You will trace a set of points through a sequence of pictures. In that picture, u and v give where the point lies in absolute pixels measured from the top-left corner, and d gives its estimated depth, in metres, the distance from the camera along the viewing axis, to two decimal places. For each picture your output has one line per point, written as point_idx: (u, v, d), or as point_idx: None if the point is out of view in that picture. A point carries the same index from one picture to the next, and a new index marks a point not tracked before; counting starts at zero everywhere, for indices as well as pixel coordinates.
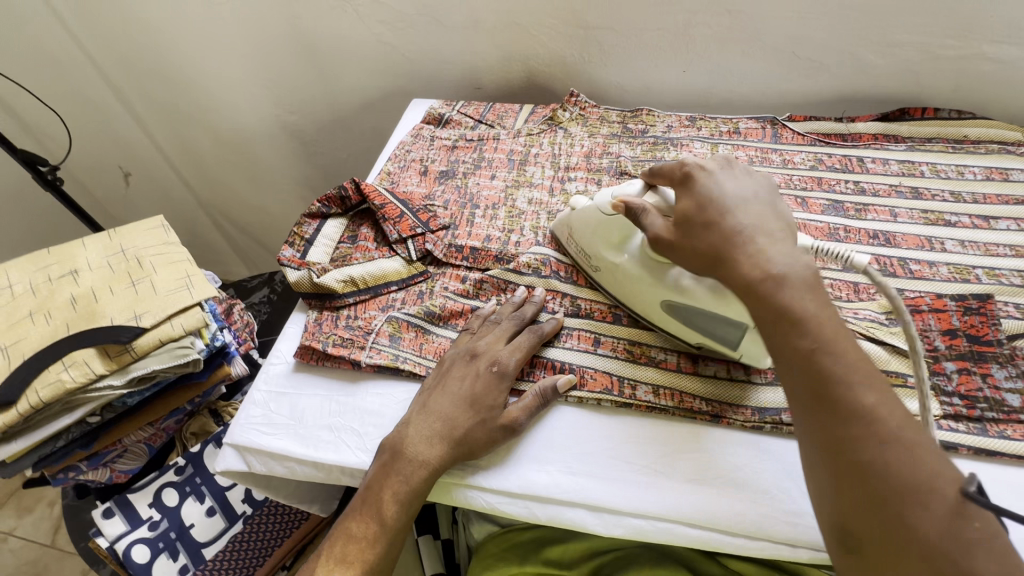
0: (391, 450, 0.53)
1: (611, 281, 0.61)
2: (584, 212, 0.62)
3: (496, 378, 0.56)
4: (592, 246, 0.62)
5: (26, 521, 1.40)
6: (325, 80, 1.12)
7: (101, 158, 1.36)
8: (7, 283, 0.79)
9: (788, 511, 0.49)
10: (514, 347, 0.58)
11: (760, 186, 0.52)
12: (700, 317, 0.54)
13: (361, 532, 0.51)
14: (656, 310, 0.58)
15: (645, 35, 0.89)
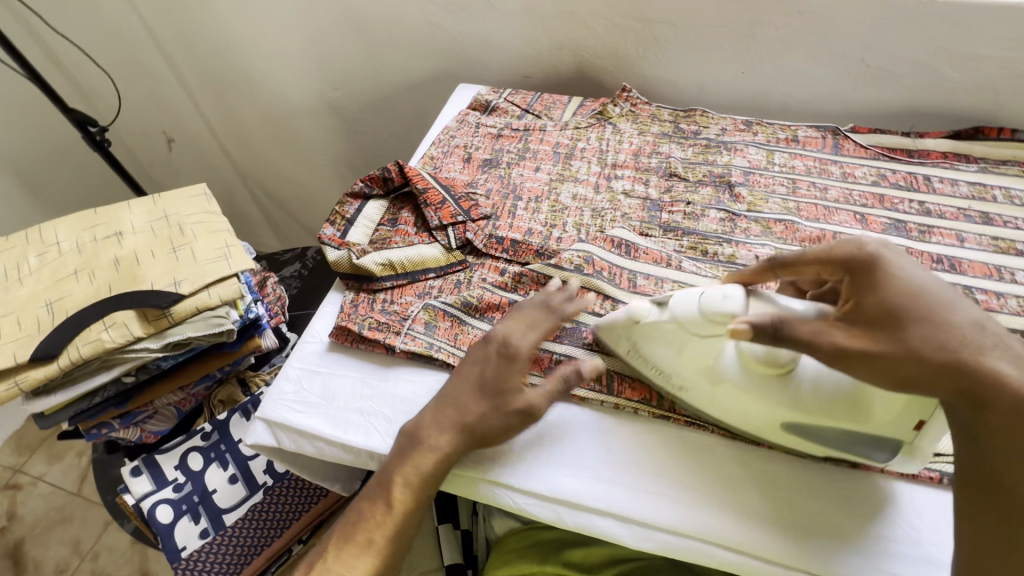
0: (407, 435, 0.53)
1: (710, 400, 0.51)
2: (659, 327, 0.51)
3: (510, 361, 0.53)
4: (677, 368, 0.51)
5: (56, 468, 1.45)
6: (371, 58, 1.11)
7: (147, 122, 1.38)
8: (54, 240, 0.80)
9: (816, 545, 0.47)
10: (535, 327, 0.55)
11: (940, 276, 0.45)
12: (836, 437, 0.47)
13: (374, 517, 0.51)
14: (778, 431, 0.49)
15: (705, 32, 0.85)
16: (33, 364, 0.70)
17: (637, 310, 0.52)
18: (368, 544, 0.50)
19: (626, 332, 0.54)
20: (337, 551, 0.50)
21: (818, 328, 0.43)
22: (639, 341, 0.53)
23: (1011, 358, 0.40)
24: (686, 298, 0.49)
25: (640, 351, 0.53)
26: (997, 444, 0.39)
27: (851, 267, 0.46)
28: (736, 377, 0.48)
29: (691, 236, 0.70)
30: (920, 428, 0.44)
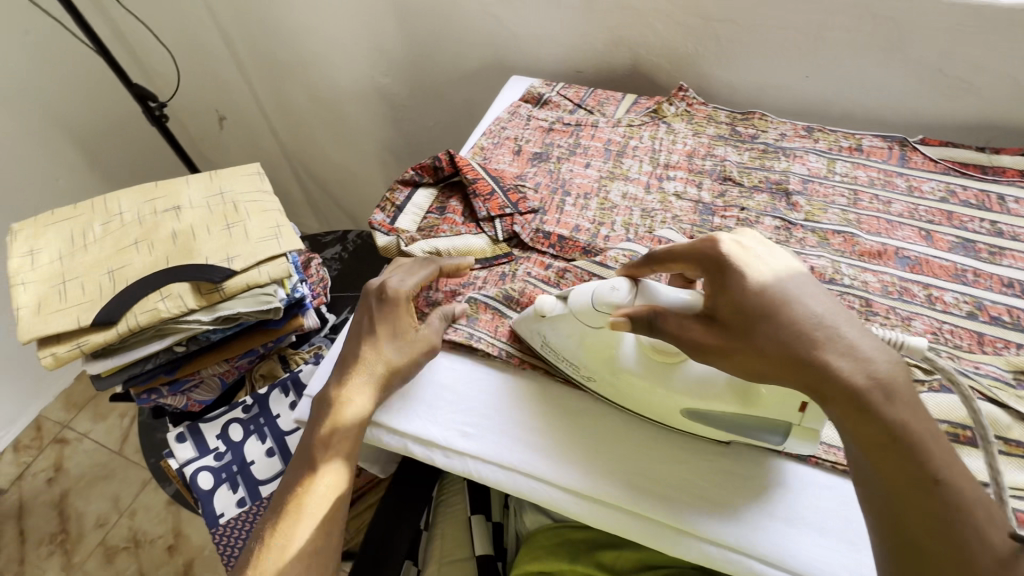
0: (318, 406, 0.58)
1: (615, 389, 0.56)
2: (562, 324, 0.55)
3: (383, 305, 0.61)
4: (582, 361, 0.56)
5: (99, 427, 1.52)
6: (424, 46, 1.11)
7: (202, 99, 1.43)
8: (118, 210, 0.84)
9: (790, 548, 0.49)
10: (414, 274, 0.64)
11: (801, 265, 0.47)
12: (727, 419, 0.51)
13: (305, 485, 0.55)
14: (678, 417, 0.54)
15: (770, 32, 0.82)
16: (94, 328, 0.73)
17: (541, 304, 0.55)
18: (303, 510, 0.54)
19: (536, 325, 0.58)
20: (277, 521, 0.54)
21: (688, 327, 0.47)
22: (546, 334, 0.57)
23: (845, 345, 0.42)
24: (583, 288, 0.53)
25: (549, 345, 0.57)
26: (856, 428, 0.40)
27: (710, 265, 0.48)
28: (631, 370, 0.53)
29: None
30: (805, 409, 0.47)
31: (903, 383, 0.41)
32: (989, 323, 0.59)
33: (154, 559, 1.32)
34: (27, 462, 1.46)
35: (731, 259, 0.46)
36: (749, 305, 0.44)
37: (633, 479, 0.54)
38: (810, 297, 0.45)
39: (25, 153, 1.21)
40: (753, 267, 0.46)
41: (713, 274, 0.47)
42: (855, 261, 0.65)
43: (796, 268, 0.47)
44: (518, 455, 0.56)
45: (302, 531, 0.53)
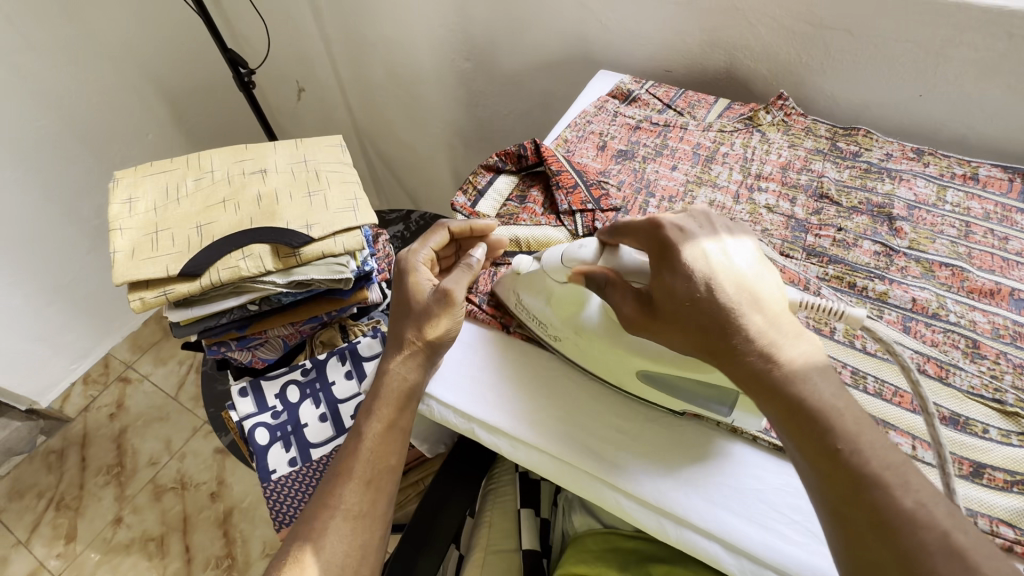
0: (375, 378, 0.59)
1: (580, 351, 0.58)
2: (535, 275, 0.58)
3: (401, 271, 0.61)
4: (550, 319, 0.58)
5: (159, 371, 1.60)
6: (511, 33, 1.10)
7: (286, 70, 1.47)
8: (209, 168, 0.87)
9: None
10: (426, 241, 0.64)
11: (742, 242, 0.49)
12: (682, 384, 0.52)
13: (352, 448, 0.55)
14: (635, 381, 0.55)
15: (889, 46, 0.77)
16: (181, 278, 0.77)
17: (519, 264, 0.59)
18: (350, 473, 0.54)
19: (511, 284, 0.62)
20: (324, 481, 0.55)
21: (622, 300, 0.50)
22: (520, 292, 0.61)
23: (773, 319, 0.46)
24: (555, 249, 0.57)
25: (522, 304, 0.61)
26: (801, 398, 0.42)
27: (651, 248, 0.49)
28: (592, 329, 0.55)
29: (838, 265, 0.64)
30: None
31: (816, 364, 0.44)
32: None
33: (197, 503, 1.39)
34: (93, 395, 1.55)
35: (672, 245, 0.48)
36: (678, 289, 0.47)
37: (684, 480, 0.52)
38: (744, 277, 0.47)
39: (122, 106, 1.28)
40: (691, 248, 0.47)
41: (654, 257, 0.49)
42: (962, 297, 0.60)
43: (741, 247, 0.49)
44: (562, 446, 0.55)
45: (348, 492, 0.53)
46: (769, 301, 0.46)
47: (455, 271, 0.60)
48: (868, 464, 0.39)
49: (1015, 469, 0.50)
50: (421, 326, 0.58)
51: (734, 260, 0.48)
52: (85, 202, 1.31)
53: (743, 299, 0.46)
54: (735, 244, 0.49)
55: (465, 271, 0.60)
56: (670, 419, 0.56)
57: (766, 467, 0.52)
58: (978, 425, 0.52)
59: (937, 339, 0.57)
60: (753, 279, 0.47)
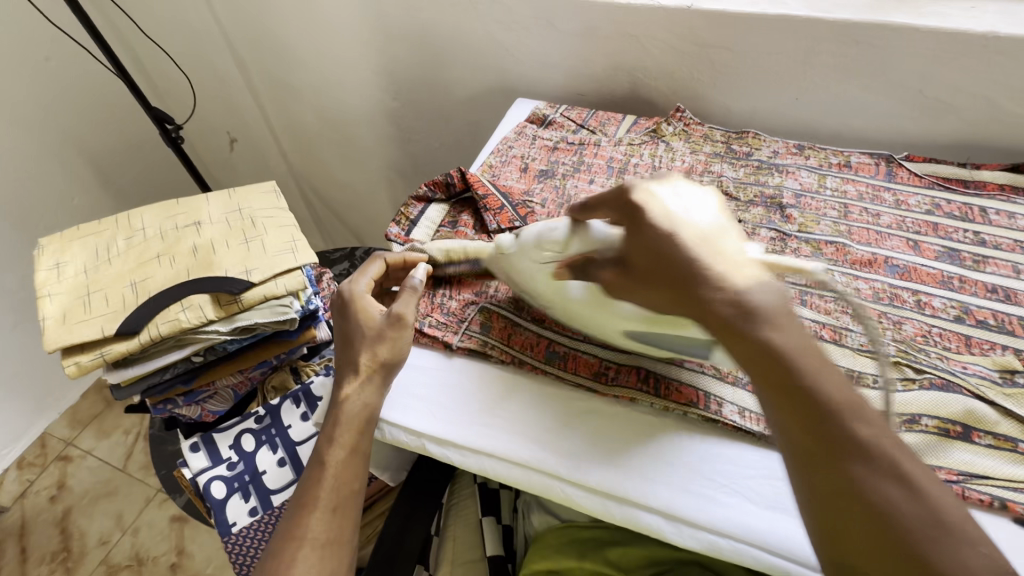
0: (331, 406, 0.59)
1: (568, 312, 0.63)
2: (514, 256, 0.63)
3: (344, 305, 0.63)
4: (542, 292, 0.63)
5: (103, 445, 1.52)
6: (432, 71, 1.17)
7: (214, 122, 1.48)
8: (140, 226, 0.87)
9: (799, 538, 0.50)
10: (364, 271, 0.66)
11: (709, 206, 0.50)
12: (659, 338, 0.57)
13: (315, 480, 0.56)
14: (620, 337, 0.60)
15: (762, 59, 0.88)
16: (118, 337, 0.76)
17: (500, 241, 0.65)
18: (315, 503, 0.55)
19: (501, 263, 0.66)
20: (288, 516, 0.55)
21: (602, 270, 0.54)
22: (510, 269, 0.65)
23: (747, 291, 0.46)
24: (529, 229, 0.62)
25: (515, 278, 0.65)
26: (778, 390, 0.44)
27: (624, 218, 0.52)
28: (577, 301, 0.59)
29: None
30: None
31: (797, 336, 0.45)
32: (975, 326, 0.62)
33: None
34: (30, 479, 1.45)
35: (640, 205, 0.50)
36: (652, 248, 0.49)
37: (629, 462, 0.56)
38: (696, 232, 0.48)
39: (44, 174, 1.25)
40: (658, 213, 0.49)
41: (627, 221, 0.52)
42: (847, 269, 0.69)
43: (702, 210, 0.50)
44: (516, 447, 0.58)
45: (314, 522, 0.53)
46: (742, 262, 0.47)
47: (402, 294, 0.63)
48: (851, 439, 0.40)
49: (899, 410, 0.56)
50: (376, 351, 0.60)
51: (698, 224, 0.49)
52: (9, 274, 1.26)
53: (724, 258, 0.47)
54: (702, 213, 0.50)
55: (411, 293, 0.63)
56: (609, 409, 0.60)
57: (694, 443, 0.57)
58: (868, 377, 0.59)
59: (829, 308, 0.65)
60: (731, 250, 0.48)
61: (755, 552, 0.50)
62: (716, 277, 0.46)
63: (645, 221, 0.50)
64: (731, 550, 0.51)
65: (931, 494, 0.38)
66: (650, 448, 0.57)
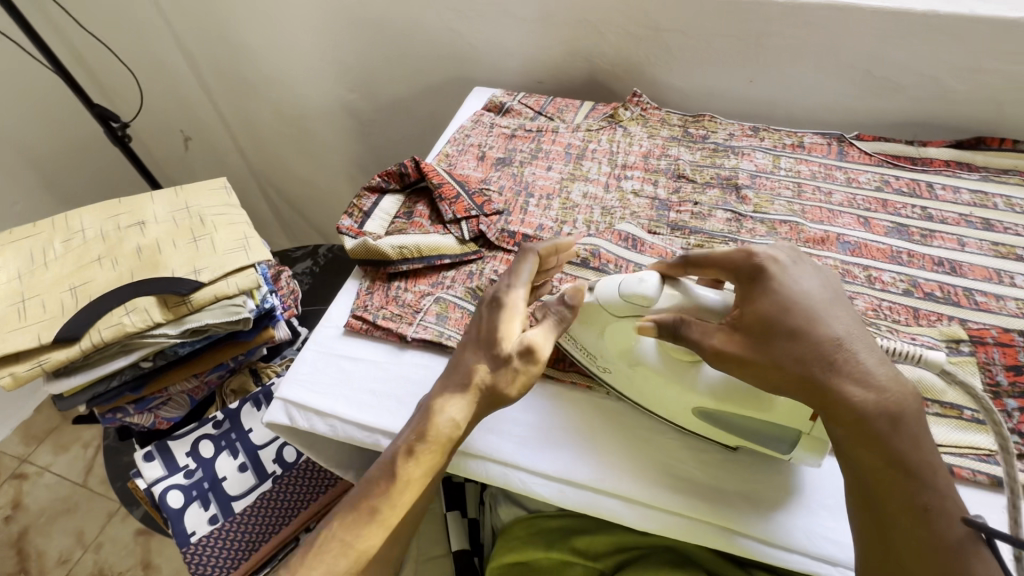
0: (422, 409, 0.52)
1: (629, 382, 0.57)
2: (583, 314, 0.56)
3: (500, 310, 0.53)
4: (602, 351, 0.57)
5: (61, 459, 1.46)
6: (389, 62, 1.14)
7: (165, 120, 1.42)
8: (79, 227, 0.83)
9: (748, 514, 0.52)
10: (519, 273, 0.55)
11: (831, 285, 0.49)
12: (738, 421, 0.53)
13: (385, 490, 0.49)
14: (689, 416, 0.55)
15: (716, 41, 0.88)
16: (57, 344, 0.71)
17: None
18: (376, 513, 0.48)
19: None
20: (343, 523, 0.48)
21: (706, 334, 0.48)
22: (570, 325, 0.58)
23: (860, 368, 0.44)
24: (610, 280, 0.54)
25: (570, 334, 0.59)
26: (844, 435, 0.44)
27: (742, 282, 0.50)
28: (649, 367, 0.54)
29: (698, 235, 0.71)
30: (812, 420, 0.49)
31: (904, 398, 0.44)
32: (923, 299, 0.63)
33: None
34: None
35: (766, 269, 0.49)
36: (770, 313, 0.47)
37: (607, 455, 0.57)
38: (803, 292, 0.47)
39: None
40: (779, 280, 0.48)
41: (743, 284, 0.50)
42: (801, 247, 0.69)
43: (822, 286, 0.48)
44: (509, 447, 0.58)
45: (370, 540, 0.48)
46: (856, 332, 0.46)
47: (548, 321, 0.53)
48: (911, 491, 0.42)
49: None
50: (495, 380, 0.51)
51: (808, 291, 0.48)
52: None
53: (846, 330, 0.46)
54: (811, 280, 0.49)
55: (558, 322, 0.53)
56: (657, 438, 0.58)
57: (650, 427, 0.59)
58: None
59: None
60: (835, 314, 0.47)
61: (760, 549, 0.51)
62: (824, 349, 0.45)
63: (774, 284, 0.48)
64: (704, 535, 0.53)
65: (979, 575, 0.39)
66: (700, 471, 0.56)
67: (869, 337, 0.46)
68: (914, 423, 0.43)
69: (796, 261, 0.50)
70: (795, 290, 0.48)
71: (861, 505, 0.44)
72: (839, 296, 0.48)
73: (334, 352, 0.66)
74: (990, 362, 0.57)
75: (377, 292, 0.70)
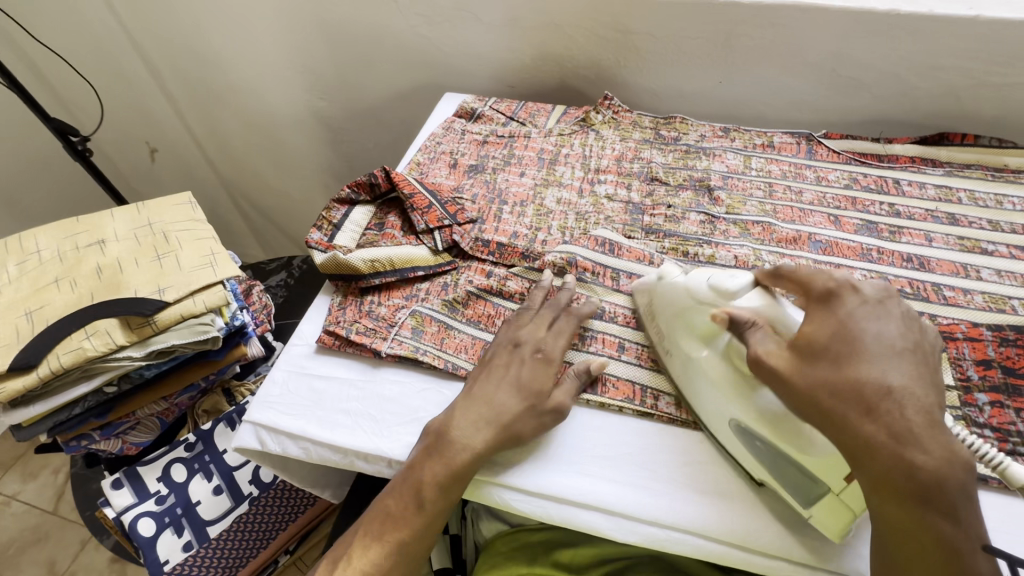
0: (436, 431, 0.53)
1: (686, 375, 0.55)
2: (673, 290, 0.56)
3: (539, 363, 0.57)
4: (671, 334, 0.56)
5: (30, 487, 1.41)
6: (358, 69, 1.12)
7: (129, 132, 1.38)
8: (35, 249, 0.80)
9: (735, 522, 0.50)
10: (561, 335, 0.59)
11: (914, 336, 0.43)
12: (770, 452, 0.48)
13: (403, 513, 0.51)
14: (726, 427, 0.51)
15: (684, 43, 0.88)
16: (11, 373, 0.67)
17: (665, 271, 0.58)
18: (392, 541, 0.50)
19: (652, 294, 0.60)
20: (363, 546, 0.51)
21: (761, 341, 0.46)
22: (658, 303, 0.58)
23: (898, 406, 0.39)
24: (705, 272, 0.54)
25: (655, 315, 0.59)
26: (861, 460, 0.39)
27: (816, 303, 0.47)
28: (706, 363, 0.52)
29: (672, 238, 0.71)
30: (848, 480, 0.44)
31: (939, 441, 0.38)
32: None
33: None
34: None
35: (843, 297, 0.46)
36: (827, 336, 0.43)
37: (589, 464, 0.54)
38: (872, 335, 0.42)
39: None
40: (855, 312, 0.44)
41: (815, 305, 0.47)
42: (773, 247, 0.70)
43: (902, 334, 0.43)
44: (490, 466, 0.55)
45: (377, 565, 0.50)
46: (913, 385, 0.40)
47: (567, 381, 0.57)
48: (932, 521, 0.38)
49: None
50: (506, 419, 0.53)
51: (878, 333, 0.43)
52: None
53: (904, 378, 0.40)
54: (893, 329, 0.43)
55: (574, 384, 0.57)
56: (637, 443, 0.56)
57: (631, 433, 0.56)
58: None
59: None
60: (893, 359, 0.41)
61: (743, 556, 0.49)
62: (864, 383, 0.40)
63: (842, 313, 0.45)
64: (689, 544, 0.50)
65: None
66: (709, 486, 0.52)
67: (932, 399, 0.40)
68: (958, 494, 0.38)
69: (882, 304, 0.45)
70: (865, 328, 0.43)
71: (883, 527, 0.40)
72: (918, 349, 0.42)
73: (305, 371, 0.64)
74: (960, 357, 0.57)
75: (349, 307, 0.68)
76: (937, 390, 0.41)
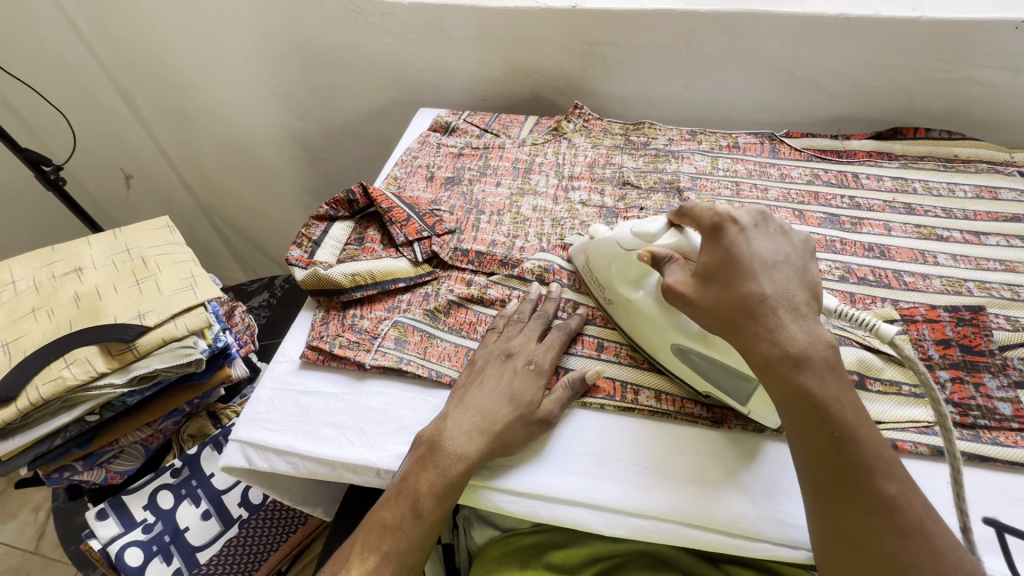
0: (429, 442, 0.54)
1: (628, 316, 0.60)
2: (604, 243, 0.61)
3: (534, 374, 0.58)
4: (607, 280, 0.61)
5: (9, 527, 1.37)
6: (333, 88, 1.14)
7: (103, 160, 1.37)
8: (10, 280, 0.79)
9: (718, 511, 0.52)
10: (548, 345, 0.61)
11: (785, 251, 0.50)
12: (710, 365, 0.54)
13: (400, 521, 0.51)
14: (668, 354, 0.57)
15: (649, 52, 0.91)
16: None
17: (596, 231, 0.64)
18: (388, 551, 0.50)
19: (585, 248, 0.65)
20: (362, 560, 0.50)
21: (673, 274, 0.52)
22: (591, 255, 0.64)
23: (777, 304, 0.46)
24: (625, 223, 0.60)
25: (590, 266, 0.64)
26: (747, 349, 0.46)
27: (704, 232, 0.52)
28: (641, 299, 0.58)
29: None
30: None
31: (805, 325, 0.45)
32: (857, 283, 0.67)
33: None
34: None
35: (726, 226, 0.51)
36: (721, 265, 0.49)
37: (574, 464, 0.56)
38: (755, 253, 0.49)
39: None
40: (741, 240, 0.50)
41: (706, 237, 0.52)
42: None
43: (775, 250, 0.50)
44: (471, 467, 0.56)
45: (374, 565, 0.50)
46: (793, 290, 0.47)
47: (559, 391, 0.58)
48: (816, 394, 0.43)
49: None
50: (491, 421, 0.54)
51: (759, 253, 0.49)
52: None
53: (778, 287, 0.47)
54: (768, 247, 0.50)
55: (568, 394, 0.58)
56: (619, 440, 0.57)
57: (613, 432, 0.58)
58: None
59: None
60: (773, 271, 0.48)
61: (729, 542, 0.51)
62: (753, 297, 0.46)
63: (726, 242, 0.50)
64: (675, 534, 0.52)
65: (888, 493, 0.41)
66: (690, 475, 0.54)
67: (808, 297, 0.47)
68: (822, 366, 0.44)
69: (760, 221, 0.52)
70: (746, 251, 0.49)
71: (792, 420, 0.44)
72: (791, 260, 0.49)
73: (291, 387, 0.65)
74: (921, 338, 0.60)
75: (332, 321, 0.68)
76: (812, 287, 0.48)
